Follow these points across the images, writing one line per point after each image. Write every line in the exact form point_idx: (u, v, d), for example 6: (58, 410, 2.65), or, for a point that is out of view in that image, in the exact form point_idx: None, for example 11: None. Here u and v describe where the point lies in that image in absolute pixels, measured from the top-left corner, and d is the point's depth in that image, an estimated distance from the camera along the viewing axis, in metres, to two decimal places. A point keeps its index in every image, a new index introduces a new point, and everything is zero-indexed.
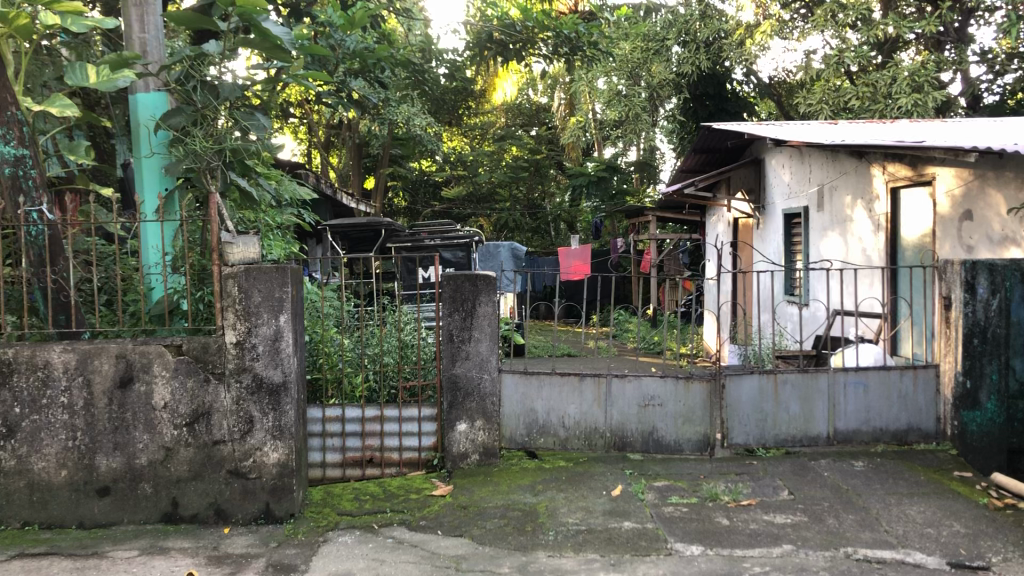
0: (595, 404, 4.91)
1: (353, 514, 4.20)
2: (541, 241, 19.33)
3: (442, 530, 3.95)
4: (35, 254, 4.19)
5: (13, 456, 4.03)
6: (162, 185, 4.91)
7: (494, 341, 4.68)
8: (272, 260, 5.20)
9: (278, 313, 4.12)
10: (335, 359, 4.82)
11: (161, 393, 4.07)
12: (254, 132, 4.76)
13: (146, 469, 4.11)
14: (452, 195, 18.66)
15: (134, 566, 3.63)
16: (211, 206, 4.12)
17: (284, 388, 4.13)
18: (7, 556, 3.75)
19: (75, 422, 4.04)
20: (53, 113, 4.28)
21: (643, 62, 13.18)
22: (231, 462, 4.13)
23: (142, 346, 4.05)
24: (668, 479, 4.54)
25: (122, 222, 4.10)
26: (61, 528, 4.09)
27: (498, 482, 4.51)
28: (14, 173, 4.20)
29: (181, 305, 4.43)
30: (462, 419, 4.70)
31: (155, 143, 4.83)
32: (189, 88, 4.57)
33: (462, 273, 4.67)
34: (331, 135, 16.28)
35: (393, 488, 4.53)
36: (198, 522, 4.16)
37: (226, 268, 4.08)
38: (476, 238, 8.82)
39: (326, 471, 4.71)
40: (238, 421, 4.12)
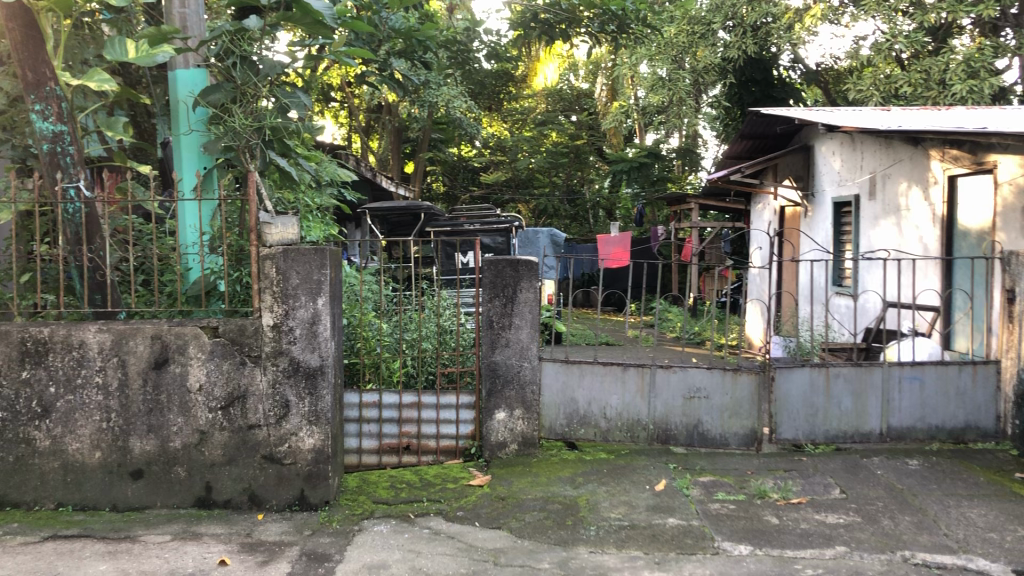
0: (638, 395, 4.76)
1: (389, 503, 4.10)
2: (580, 228, 19.15)
3: (480, 522, 3.84)
4: (72, 233, 4.14)
5: (48, 437, 3.98)
6: (200, 163, 4.83)
7: (535, 329, 4.54)
8: (311, 242, 5.08)
9: (316, 296, 4.03)
10: (373, 344, 4.74)
11: (196, 375, 3.99)
12: (294, 110, 4.64)
13: (180, 452, 4.04)
14: (491, 180, 18.52)
15: (166, 552, 3.56)
16: (251, 185, 4.02)
17: (321, 372, 4.05)
18: (39, 538, 3.69)
19: (109, 404, 3.98)
20: (92, 88, 4.22)
21: (689, 47, 12.73)
22: (266, 447, 4.06)
23: (178, 328, 3.96)
24: (714, 475, 4.38)
25: (160, 201, 4.02)
26: (95, 511, 4.04)
27: (538, 473, 4.38)
28: (52, 150, 4.16)
29: (219, 287, 4.35)
30: (501, 408, 4.56)
31: (193, 121, 4.76)
32: (229, 64, 4.45)
33: (503, 258, 4.52)
34: (371, 120, 16.18)
35: (430, 476, 4.42)
36: (232, 507, 4.08)
37: (264, 249, 4.00)
38: (517, 223, 8.65)
39: (362, 458, 4.60)
40: (274, 405, 4.03)
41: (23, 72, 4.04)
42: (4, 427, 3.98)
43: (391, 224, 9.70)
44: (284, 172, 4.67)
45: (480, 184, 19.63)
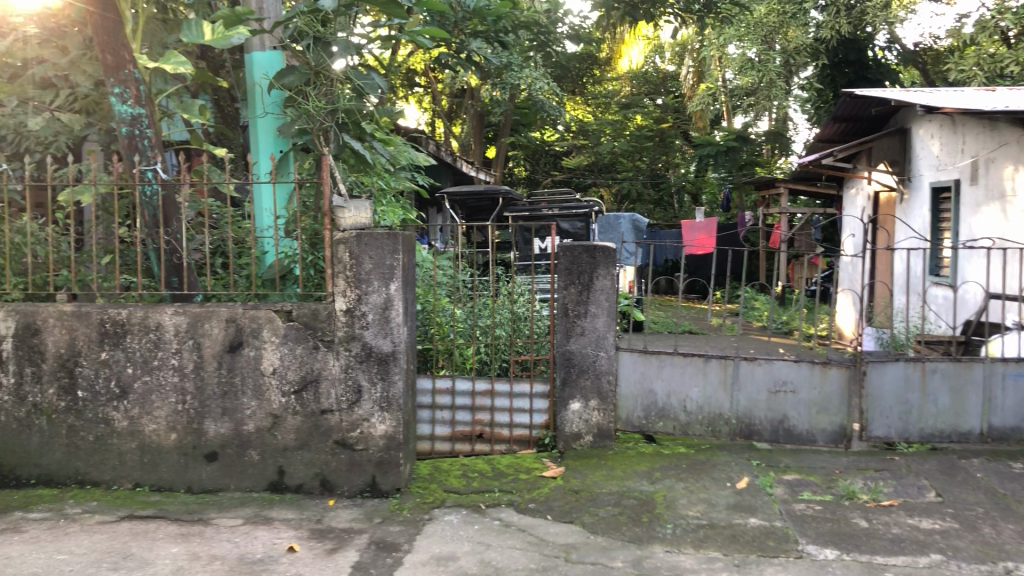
0: (720, 388, 4.58)
1: (460, 492, 4.01)
2: (663, 214, 18.81)
3: (552, 515, 3.72)
4: (150, 215, 4.20)
5: (125, 418, 4.03)
6: (276, 147, 4.81)
7: (612, 317, 4.39)
8: (386, 227, 5.02)
9: (388, 280, 3.96)
10: (447, 330, 4.66)
11: (270, 359, 3.97)
12: (369, 92, 4.55)
13: (253, 436, 4.03)
14: (574, 165, 18.34)
15: (237, 536, 3.54)
16: (325, 168, 3.97)
17: (394, 357, 3.98)
18: (116, 518, 3.73)
19: (184, 386, 4.00)
20: (168, 70, 4.29)
21: (779, 27, 12.23)
22: (338, 432, 4.02)
23: (252, 311, 3.95)
24: (799, 473, 4.17)
25: (235, 184, 4.00)
26: (171, 492, 4.07)
27: (613, 466, 4.24)
28: (130, 132, 4.22)
29: (293, 271, 4.32)
30: (576, 398, 4.44)
31: (269, 103, 4.74)
32: (303, 46, 4.37)
33: (580, 243, 4.37)
34: (454, 105, 16.14)
35: (502, 466, 4.32)
36: (304, 492, 4.06)
37: (337, 233, 3.94)
38: (598, 208, 8.47)
39: (435, 445, 4.53)
40: (347, 390, 3.99)
41: (104, 56, 4.12)
42: (84, 407, 4.03)
43: (470, 209, 9.63)
44: (359, 155, 4.62)
45: (562, 169, 19.46)
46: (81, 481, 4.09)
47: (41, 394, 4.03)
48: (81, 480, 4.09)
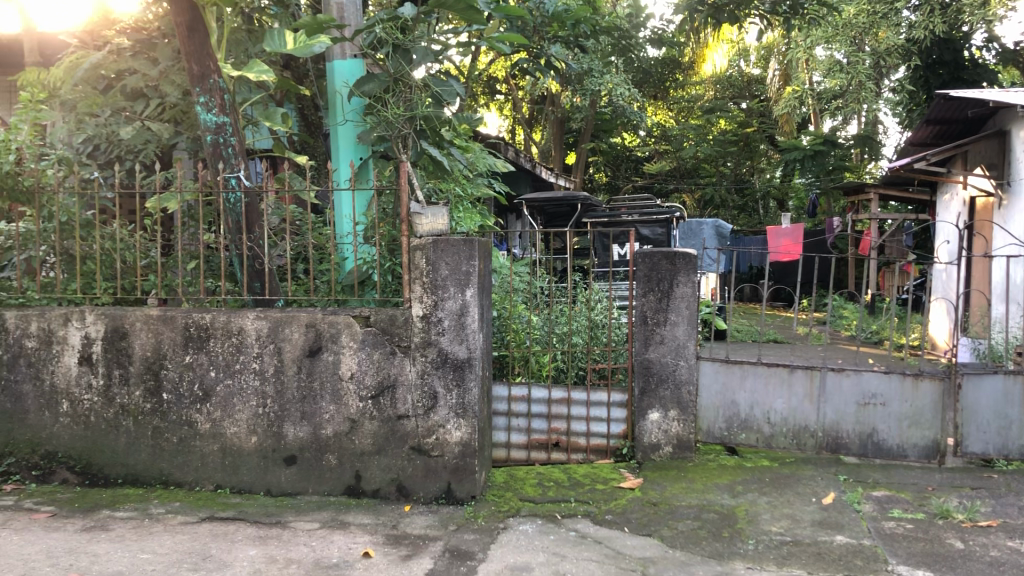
0: (806, 400, 4.43)
1: (536, 501, 3.95)
2: (747, 219, 18.19)
3: (629, 528, 3.64)
4: (233, 222, 4.28)
5: (208, 420, 4.10)
6: (355, 153, 4.86)
7: (692, 326, 4.28)
8: (463, 233, 4.96)
9: (464, 287, 3.95)
10: (523, 336, 4.62)
11: (348, 363, 4.00)
12: (448, 99, 4.55)
13: (331, 440, 4.05)
14: (655, 170, 18.13)
15: (314, 540, 3.56)
16: (403, 174, 3.98)
17: (469, 364, 3.96)
18: (198, 518, 3.80)
19: (265, 389, 4.05)
20: (251, 79, 4.38)
21: (869, 27, 11.79)
22: (414, 438, 4.01)
23: (332, 317, 3.99)
24: (889, 489, 3.99)
25: (315, 191, 4.04)
26: (250, 494, 4.12)
27: (693, 479, 4.12)
28: (215, 140, 4.35)
29: (371, 277, 4.33)
30: (655, 408, 4.33)
31: (348, 110, 4.78)
32: (383, 54, 4.42)
33: (659, 250, 4.30)
34: (534, 111, 16.11)
35: (579, 475, 4.24)
36: (380, 497, 4.06)
37: (414, 239, 3.95)
38: (680, 213, 8.30)
39: (510, 453, 4.47)
40: (423, 396, 3.99)
41: (190, 67, 4.23)
42: (169, 409, 4.13)
43: (549, 215, 9.58)
44: (436, 162, 4.63)
45: (643, 174, 19.26)
46: (165, 481, 4.18)
47: (128, 396, 4.14)
48: (165, 481, 4.18)
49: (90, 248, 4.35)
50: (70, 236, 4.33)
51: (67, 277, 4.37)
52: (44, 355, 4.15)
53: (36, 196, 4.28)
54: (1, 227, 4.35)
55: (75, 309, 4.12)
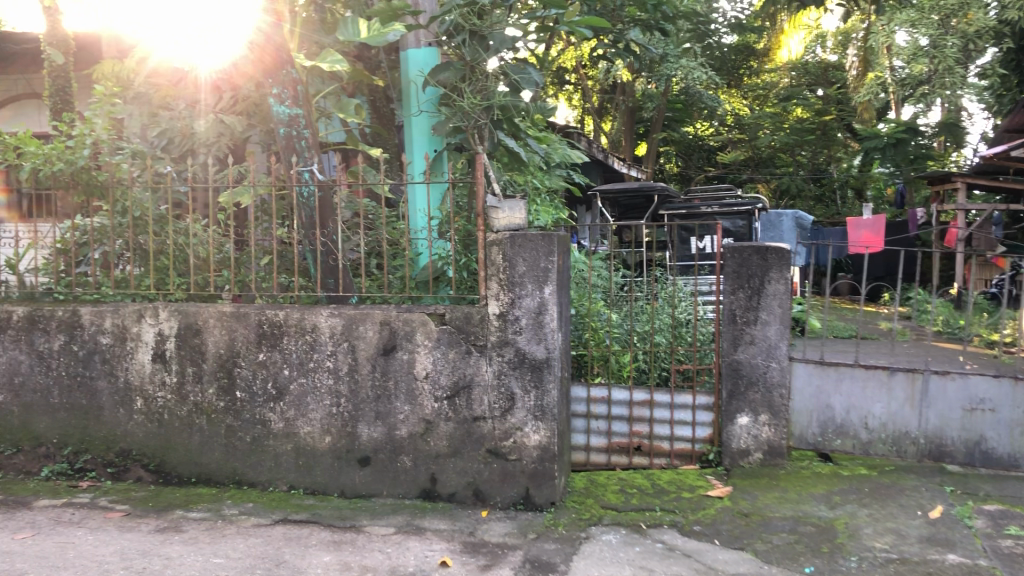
0: (906, 404, 4.16)
1: (619, 509, 3.76)
2: (825, 211, 16.86)
3: (720, 541, 3.43)
4: (307, 217, 4.19)
5: (281, 419, 4.01)
6: (431, 146, 4.70)
7: (785, 325, 4.04)
8: (539, 227, 4.76)
9: (543, 284, 3.76)
10: (603, 335, 4.42)
11: (423, 363, 3.86)
12: (525, 87, 4.36)
13: (406, 441, 3.92)
14: (729, 160, 17.68)
15: (389, 546, 3.43)
16: (479, 167, 3.83)
17: (548, 365, 3.77)
18: (271, 521, 3.70)
19: (339, 388, 3.94)
20: (324, 70, 4.31)
21: (958, 10, 11.04)
22: (491, 441, 3.84)
23: (406, 314, 3.85)
24: (1002, 503, 3.68)
25: (390, 185, 3.91)
26: (324, 495, 4.02)
27: (786, 488, 3.88)
28: (288, 133, 4.33)
29: (446, 273, 4.15)
30: (744, 412, 4.10)
31: (423, 101, 4.65)
32: (459, 41, 4.25)
33: (750, 245, 4.07)
34: (606, 101, 15.79)
35: (663, 482, 4.03)
36: (456, 502, 3.91)
37: (490, 234, 3.78)
38: (761, 205, 7.98)
39: (590, 456, 4.30)
40: (500, 397, 3.82)
41: (262, 59, 4.19)
42: (242, 408, 4.05)
43: (623, 207, 9.34)
44: (513, 153, 4.46)
45: (716, 164, 18.84)
46: (238, 481, 4.10)
47: (201, 394, 4.07)
48: (238, 480, 4.10)
49: (164, 243, 4.31)
50: (144, 230, 4.30)
51: (141, 273, 4.33)
52: (118, 352, 4.12)
53: (111, 190, 4.24)
54: (77, 222, 4.32)
55: (148, 305, 4.08)
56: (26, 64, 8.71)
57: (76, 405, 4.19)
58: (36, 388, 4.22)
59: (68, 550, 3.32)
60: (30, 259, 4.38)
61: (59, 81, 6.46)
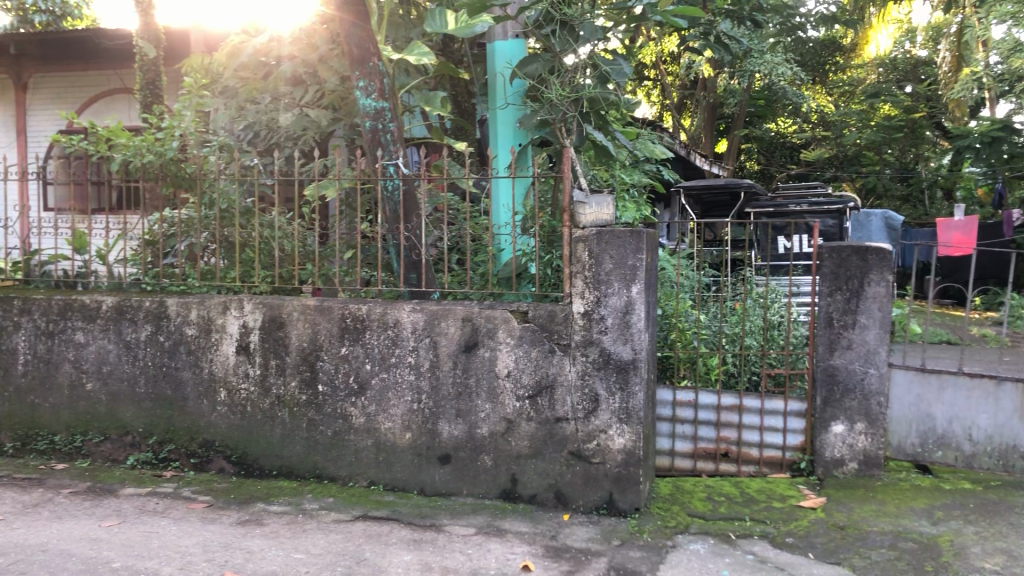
0: (1015, 416, 3.92)
1: (706, 518, 3.62)
2: (912, 212, 15.91)
3: (815, 554, 3.27)
4: (390, 210, 4.18)
5: (362, 414, 3.98)
6: (514, 140, 4.72)
7: (885, 330, 3.86)
8: (625, 223, 4.63)
9: (630, 282, 3.64)
10: (690, 337, 4.30)
11: (505, 361, 3.78)
12: (615, 78, 4.26)
13: (487, 441, 3.84)
14: (813, 157, 17.22)
15: (470, 547, 3.36)
16: (566, 160, 3.74)
17: (634, 366, 3.65)
18: (351, 517, 3.67)
19: (420, 384, 3.89)
20: (411, 62, 4.27)
21: None
22: (574, 443, 3.74)
23: (489, 311, 3.79)
24: None
25: (474, 179, 3.85)
26: (404, 492, 3.97)
27: (884, 501, 3.69)
28: (374, 126, 4.31)
29: (529, 269, 4.03)
30: (839, 420, 3.93)
31: (509, 93, 4.63)
32: (548, 32, 4.19)
33: (849, 245, 3.90)
34: (685, 97, 15.50)
35: (752, 490, 3.88)
36: (537, 504, 3.81)
37: (576, 230, 3.69)
38: (852, 204, 7.71)
39: (674, 461, 4.19)
40: (584, 398, 3.71)
41: (351, 51, 4.19)
42: (324, 401, 4.03)
43: (706, 205, 9.14)
44: (601, 148, 4.36)
45: (799, 162, 18.36)
46: (319, 475, 4.09)
47: (284, 386, 4.07)
48: (319, 474, 4.09)
49: (249, 236, 4.32)
50: (231, 223, 4.32)
51: (227, 264, 4.36)
52: (203, 343, 4.15)
53: (198, 182, 4.28)
54: (165, 213, 4.37)
55: (233, 297, 4.11)
56: (120, 59, 8.93)
57: (161, 395, 4.23)
58: (124, 377, 4.28)
59: (152, 540, 3.34)
60: (119, 250, 4.45)
61: (149, 75, 6.58)
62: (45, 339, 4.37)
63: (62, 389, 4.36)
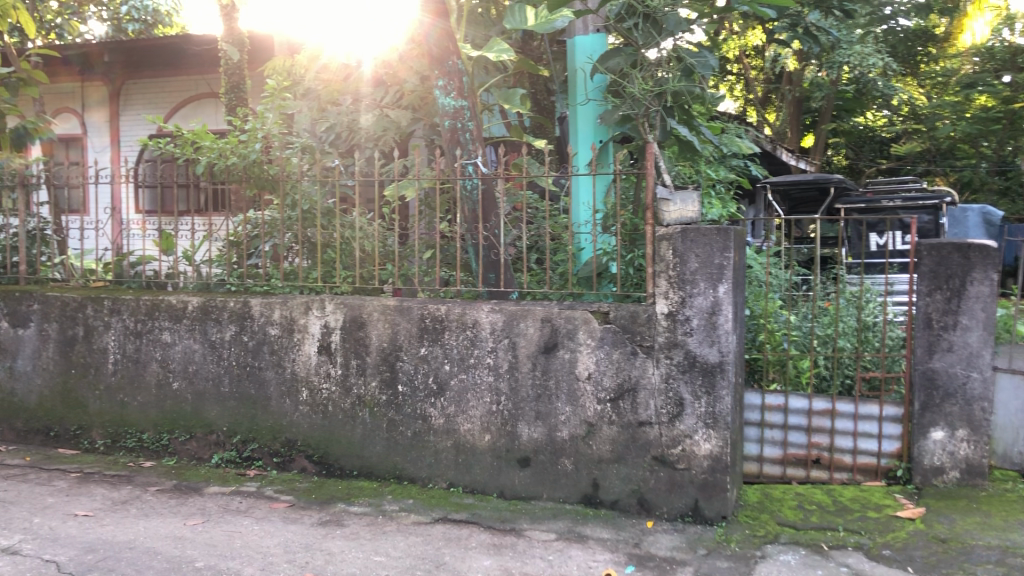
0: None
1: (797, 527, 3.48)
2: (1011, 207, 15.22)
3: (914, 568, 3.10)
4: (469, 210, 4.14)
5: (442, 415, 3.95)
6: (595, 136, 4.64)
7: (989, 331, 3.65)
8: (711, 219, 4.48)
9: (717, 282, 3.51)
10: (780, 339, 4.14)
11: (586, 363, 3.70)
12: (700, 71, 4.15)
13: (567, 444, 3.77)
14: (905, 152, 16.63)
15: (550, 553, 3.29)
16: (648, 157, 3.65)
17: (721, 369, 3.52)
18: (431, 519, 3.64)
19: (499, 386, 3.84)
20: (490, 60, 4.24)
21: None
22: (658, 448, 3.63)
23: (569, 312, 3.72)
24: None
25: (554, 177, 3.77)
26: (483, 495, 3.92)
27: (988, 513, 3.49)
28: (453, 125, 4.29)
29: (610, 269, 3.97)
30: (939, 426, 3.73)
31: (590, 89, 4.55)
32: (630, 26, 4.08)
33: (949, 242, 3.70)
34: (769, 92, 15.13)
35: (846, 499, 3.72)
36: (620, 510, 3.72)
37: (660, 229, 3.57)
38: (949, 199, 7.39)
39: (762, 467, 4.03)
40: (668, 402, 3.60)
41: (430, 50, 4.17)
42: (403, 402, 4.01)
43: (793, 201, 8.89)
44: (685, 143, 4.24)
45: (890, 157, 17.75)
46: (398, 476, 4.07)
47: (364, 386, 4.07)
48: (399, 475, 4.07)
49: (330, 236, 4.32)
50: (312, 224, 4.34)
51: (309, 265, 4.38)
52: (286, 343, 4.18)
53: (281, 184, 4.32)
54: (249, 215, 4.42)
55: (315, 297, 4.13)
56: (208, 64, 9.14)
57: (245, 394, 4.28)
58: (209, 376, 4.34)
59: (235, 539, 3.36)
60: (205, 251, 4.52)
61: (234, 78, 6.71)
62: (133, 339, 4.47)
63: (150, 388, 4.45)
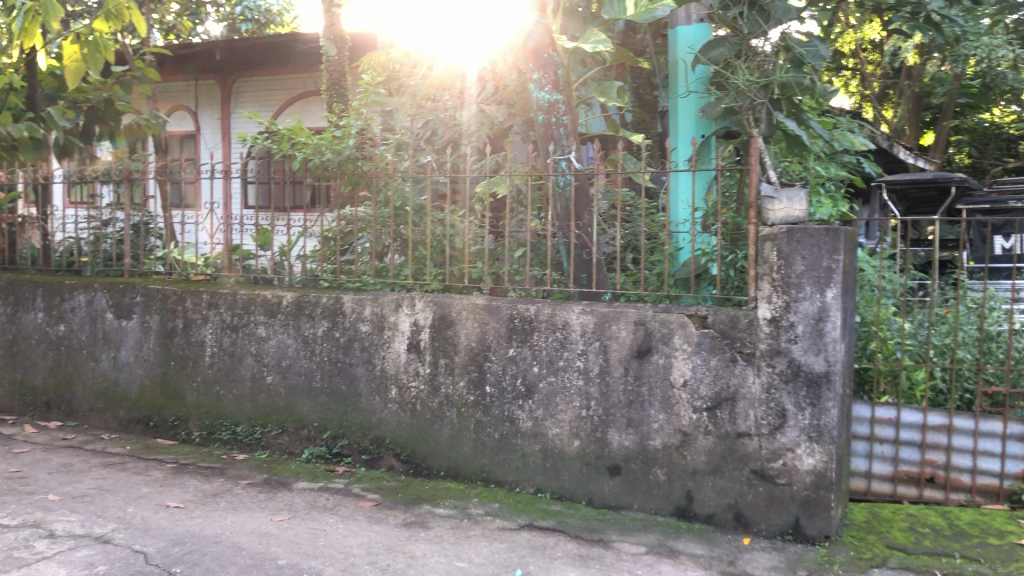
0: None
1: (908, 551, 3.23)
2: None
3: None
4: (563, 208, 4.02)
5: (530, 419, 3.84)
6: (697, 131, 4.39)
7: None
8: (820, 219, 4.18)
9: (825, 287, 3.29)
10: (893, 348, 3.87)
11: (681, 369, 3.54)
12: (810, 61, 3.95)
13: (660, 454, 3.60)
14: None
15: (639, 568, 3.14)
16: (753, 152, 3.44)
17: (827, 379, 3.29)
18: (516, 525, 3.54)
19: (589, 390, 3.71)
20: (586, 51, 4.09)
21: None
22: (756, 461, 3.43)
23: (664, 315, 3.56)
24: None
25: (650, 173, 3.62)
26: (572, 502, 3.80)
27: None
28: (546, 120, 4.30)
29: (710, 270, 3.76)
30: None
31: (692, 81, 4.34)
32: (734, 15, 3.93)
33: None
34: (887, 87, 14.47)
35: (963, 523, 3.44)
36: (715, 525, 3.53)
37: (764, 228, 3.37)
38: None
39: (871, 484, 3.78)
40: (769, 413, 3.39)
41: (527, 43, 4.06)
42: (491, 404, 3.93)
43: (911, 201, 8.42)
44: (792, 137, 4.05)
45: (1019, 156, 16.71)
46: (486, 479, 3.98)
47: (452, 386, 4.00)
48: (486, 478, 3.98)
49: (421, 234, 4.25)
50: (405, 221, 4.29)
51: (401, 262, 4.33)
52: (377, 340, 4.15)
53: (375, 180, 4.30)
54: (344, 211, 4.41)
55: (405, 295, 4.09)
56: (315, 62, 9.26)
57: (336, 390, 4.27)
58: (302, 371, 4.35)
59: (318, 538, 3.33)
60: (300, 246, 4.53)
61: (336, 75, 6.76)
62: (230, 333, 4.52)
63: (245, 382, 4.50)
